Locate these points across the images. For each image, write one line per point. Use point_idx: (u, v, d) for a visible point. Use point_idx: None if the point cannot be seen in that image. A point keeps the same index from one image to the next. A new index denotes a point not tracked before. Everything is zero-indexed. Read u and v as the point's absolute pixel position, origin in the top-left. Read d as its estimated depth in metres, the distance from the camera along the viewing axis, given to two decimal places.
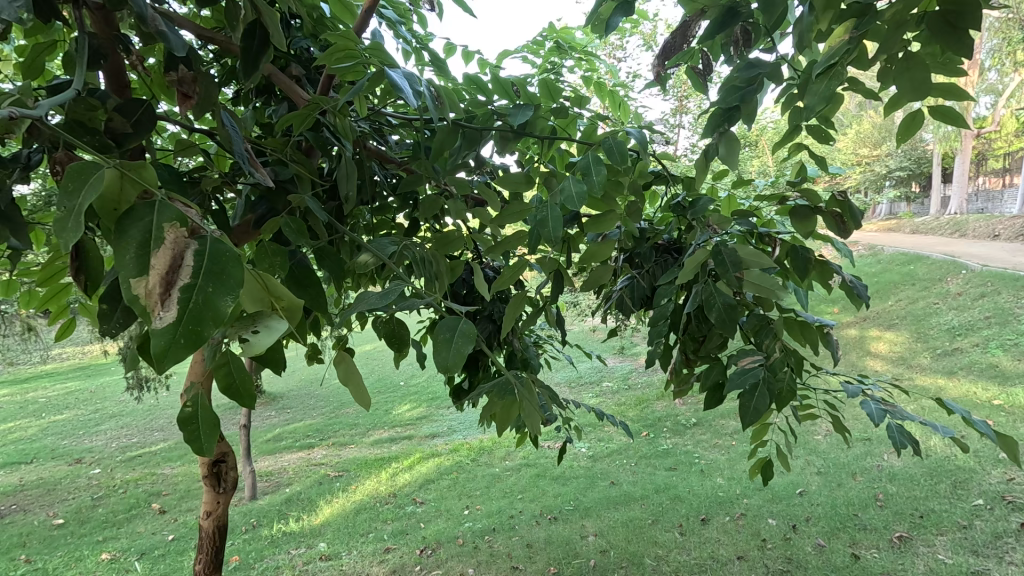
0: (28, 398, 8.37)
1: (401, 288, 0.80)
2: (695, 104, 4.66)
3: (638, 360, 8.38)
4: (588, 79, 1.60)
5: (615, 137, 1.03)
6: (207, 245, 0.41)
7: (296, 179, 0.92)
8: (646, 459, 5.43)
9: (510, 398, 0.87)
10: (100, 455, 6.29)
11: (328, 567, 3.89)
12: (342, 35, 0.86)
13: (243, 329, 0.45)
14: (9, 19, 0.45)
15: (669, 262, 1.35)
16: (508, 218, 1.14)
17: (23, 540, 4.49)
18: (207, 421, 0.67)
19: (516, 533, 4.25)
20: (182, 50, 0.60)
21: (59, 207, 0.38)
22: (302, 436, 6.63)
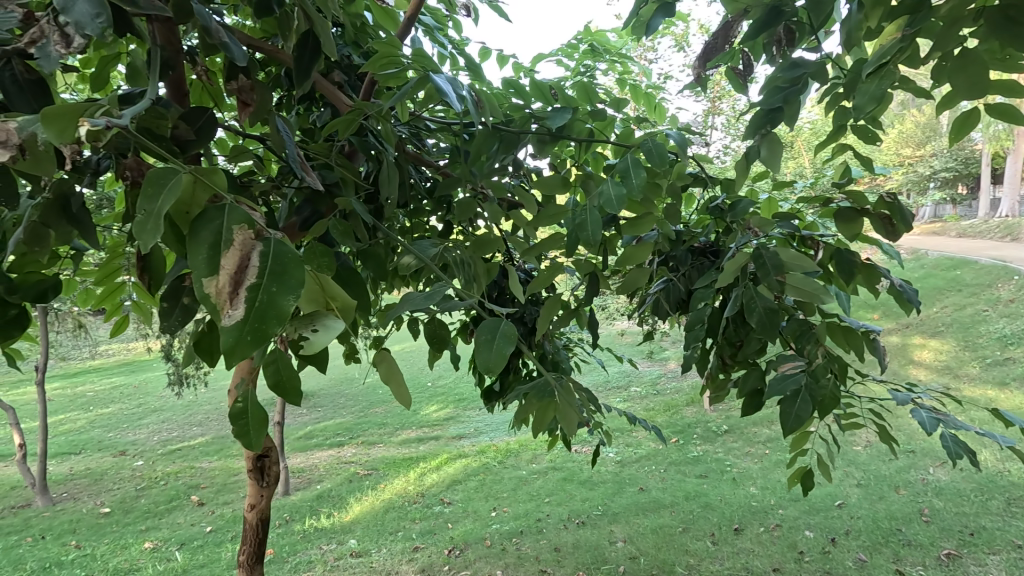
0: (77, 391, 8.79)
1: (443, 289, 0.81)
2: (729, 105, 4.56)
3: (668, 365, 8.24)
4: (623, 81, 1.59)
5: (654, 139, 1.03)
6: (271, 247, 0.43)
7: (340, 183, 0.95)
8: (676, 465, 5.33)
9: (548, 399, 0.87)
10: (143, 448, 6.56)
11: (359, 563, 3.97)
12: (387, 43, 0.89)
13: (301, 327, 0.47)
14: (91, 35, 0.47)
15: (705, 265, 1.33)
16: (543, 220, 1.14)
17: (73, 527, 4.71)
18: (256, 417, 0.69)
19: (544, 536, 4.24)
20: (242, 61, 0.63)
21: (138, 211, 0.41)
22: (333, 434, 6.77)
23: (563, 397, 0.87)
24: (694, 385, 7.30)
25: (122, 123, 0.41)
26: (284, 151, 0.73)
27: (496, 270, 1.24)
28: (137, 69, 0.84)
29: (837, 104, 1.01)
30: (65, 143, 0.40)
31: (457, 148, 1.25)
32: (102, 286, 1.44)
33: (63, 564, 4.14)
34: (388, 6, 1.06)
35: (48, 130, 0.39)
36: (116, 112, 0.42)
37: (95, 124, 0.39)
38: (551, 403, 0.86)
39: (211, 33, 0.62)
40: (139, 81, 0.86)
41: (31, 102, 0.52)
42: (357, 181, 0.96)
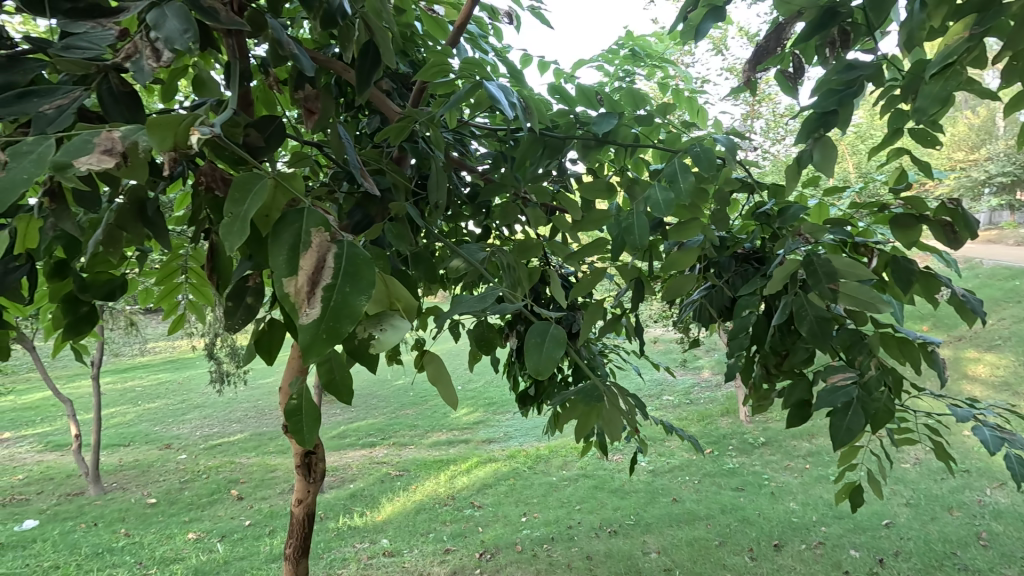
0: (127, 386, 9.22)
1: (492, 292, 0.82)
2: (770, 108, 4.45)
3: (702, 375, 8.05)
4: (665, 86, 1.59)
5: (701, 145, 1.03)
6: (344, 249, 0.45)
7: (392, 188, 0.97)
8: (710, 477, 5.20)
9: (594, 404, 0.87)
10: (186, 442, 6.82)
11: (392, 563, 4.02)
12: (440, 52, 0.91)
13: (371, 326, 0.49)
14: (180, 50, 0.50)
15: (749, 271, 1.30)
16: (586, 225, 1.14)
17: (122, 515, 4.94)
18: (310, 413, 0.72)
19: (575, 543, 4.21)
20: (310, 70, 0.66)
21: (225, 214, 0.43)
22: (365, 434, 6.89)
23: (610, 403, 0.87)
24: (729, 395, 7.11)
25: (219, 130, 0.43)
26: (346, 158, 0.76)
27: (538, 274, 1.25)
28: (204, 80, 0.89)
29: (894, 107, 0.99)
30: (167, 150, 0.43)
31: (501, 154, 1.27)
32: (161, 283, 1.52)
33: (114, 551, 4.34)
34: (439, 17, 1.09)
35: (152, 137, 0.42)
36: (209, 120, 0.44)
37: (197, 131, 0.42)
38: (595, 408, 0.86)
39: (284, 45, 0.65)
40: (205, 91, 0.90)
41: (125, 113, 0.54)
42: (407, 186, 0.99)
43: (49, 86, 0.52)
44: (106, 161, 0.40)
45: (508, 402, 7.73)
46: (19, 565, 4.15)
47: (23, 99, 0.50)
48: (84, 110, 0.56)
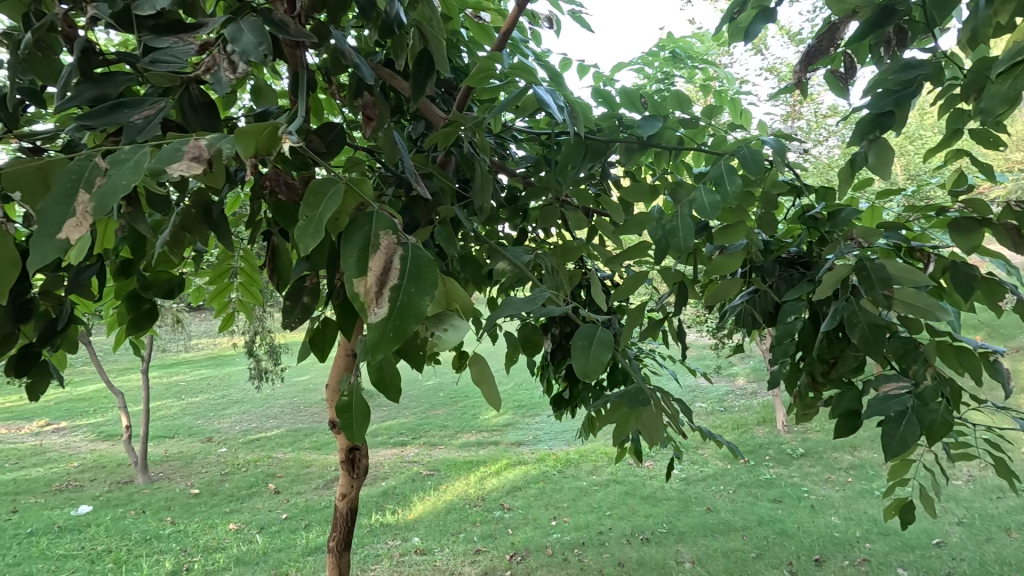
0: (171, 380, 9.61)
1: (539, 293, 0.82)
2: (811, 109, 4.32)
3: (737, 382, 7.85)
4: (707, 87, 1.57)
5: (749, 147, 1.02)
6: (410, 251, 0.47)
7: (441, 191, 0.99)
8: (746, 487, 5.06)
9: (638, 407, 0.86)
10: (226, 436, 7.07)
11: (424, 561, 4.07)
12: (488, 58, 0.94)
13: (433, 326, 0.51)
14: (255, 61, 0.53)
15: (795, 277, 1.27)
16: (629, 228, 1.14)
17: (168, 504, 5.16)
18: (359, 410, 0.74)
19: (606, 549, 4.18)
20: (370, 78, 0.68)
21: (301, 217, 0.45)
22: (396, 433, 6.93)
23: (654, 407, 0.87)
24: (766, 404, 6.90)
25: (298, 136, 0.46)
26: (400, 162, 0.78)
27: (579, 277, 1.25)
28: (262, 89, 0.93)
29: (953, 108, 0.95)
30: (250, 156, 0.46)
31: (544, 158, 1.29)
32: (215, 283, 1.59)
33: (161, 538, 4.55)
34: (485, 23, 1.11)
35: (238, 145, 0.45)
36: (291, 129, 0.48)
37: (280, 138, 0.45)
38: (636, 411, 0.86)
39: (346, 54, 0.68)
40: (263, 99, 0.95)
41: (205, 122, 0.58)
42: (454, 189, 1.01)
43: (137, 98, 0.56)
44: (196, 167, 0.43)
45: (538, 405, 7.71)
46: (75, 547, 4.39)
47: (115, 110, 0.54)
48: (169, 120, 0.60)
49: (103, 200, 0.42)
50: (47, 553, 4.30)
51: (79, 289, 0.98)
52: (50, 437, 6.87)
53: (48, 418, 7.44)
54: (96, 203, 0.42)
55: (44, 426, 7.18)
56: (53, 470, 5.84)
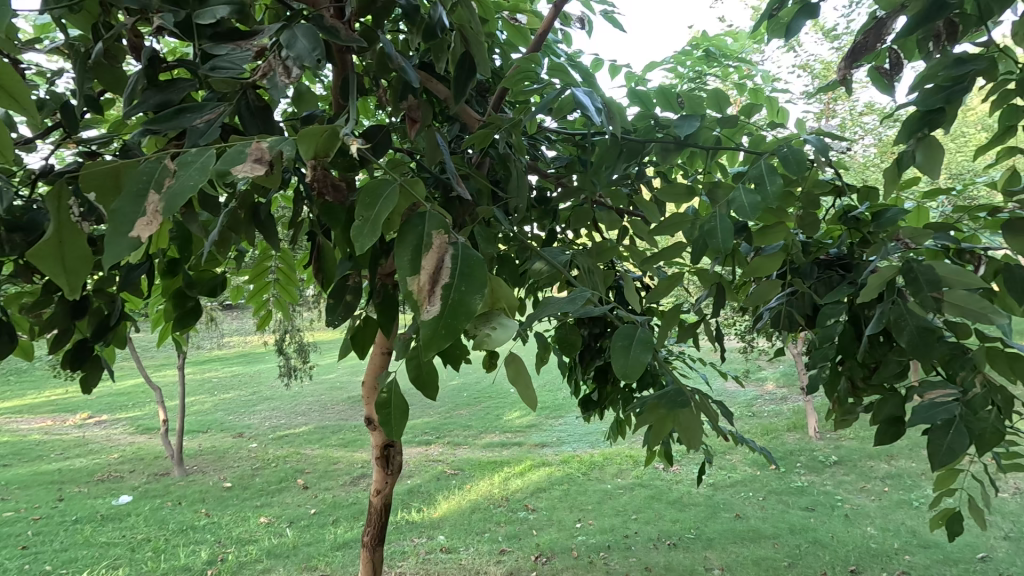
0: (205, 377, 9.89)
1: (578, 293, 0.82)
2: (846, 106, 4.20)
3: (766, 387, 7.68)
4: (742, 86, 1.54)
5: (790, 146, 1.00)
6: (460, 250, 0.47)
7: (478, 192, 1.01)
8: (776, 494, 4.95)
9: (677, 410, 0.86)
10: (257, 431, 7.25)
11: (449, 560, 4.09)
12: (525, 61, 0.95)
13: (481, 324, 0.52)
14: (308, 66, 0.55)
15: (835, 279, 1.25)
16: (664, 229, 1.13)
17: (202, 496, 5.32)
18: (397, 408, 0.75)
19: (632, 554, 4.14)
20: (416, 81, 0.70)
21: (359, 217, 0.47)
22: (421, 432, 6.95)
23: (692, 409, 0.86)
24: (796, 410, 6.73)
25: (355, 138, 0.48)
26: (442, 164, 0.80)
27: (613, 278, 1.25)
28: (304, 92, 0.83)
29: (1008, 103, 0.91)
30: (310, 158, 0.48)
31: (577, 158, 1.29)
32: (253, 282, 1.64)
33: (197, 529, 4.69)
34: (520, 25, 1.12)
35: (300, 146, 0.47)
36: (348, 132, 0.50)
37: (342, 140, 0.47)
38: (674, 413, 0.85)
39: (392, 59, 0.70)
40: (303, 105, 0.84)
41: (261, 125, 0.61)
42: (490, 190, 1.03)
43: (199, 103, 0.60)
44: (259, 168, 0.45)
45: (562, 407, 7.68)
46: (116, 535, 4.56)
47: (180, 115, 0.58)
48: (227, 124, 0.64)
49: (172, 199, 0.44)
50: (91, 540, 4.49)
51: (131, 288, 1.03)
52: (92, 429, 7.16)
53: (90, 412, 7.76)
54: (165, 203, 0.44)
55: (87, 419, 7.49)
56: (95, 461, 6.08)
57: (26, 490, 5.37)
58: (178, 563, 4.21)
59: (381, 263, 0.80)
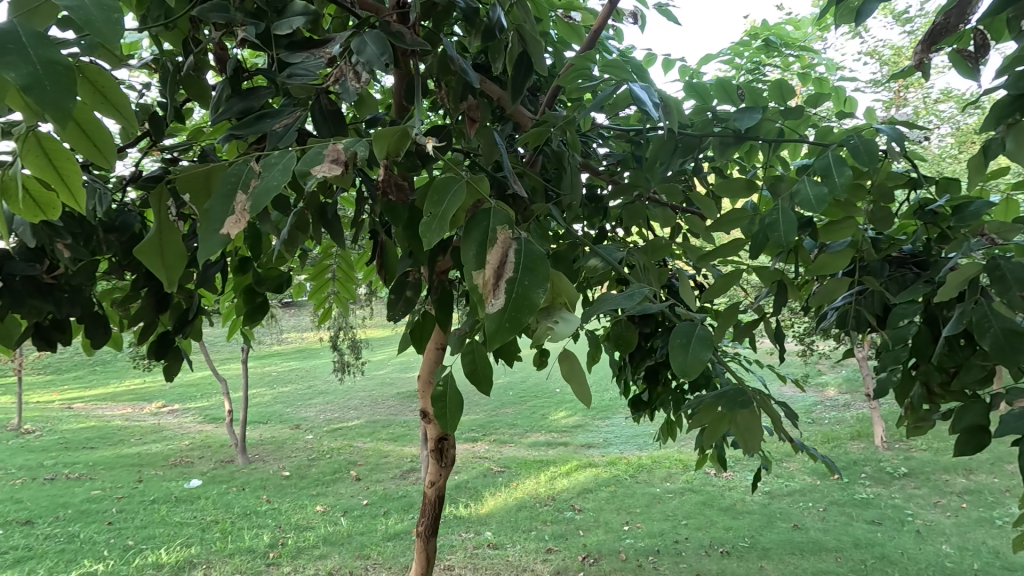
0: (264, 370, 10.42)
1: (635, 289, 0.81)
2: (919, 94, 3.92)
3: (826, 393, 7.31)
4: (804, 75, 1.48)
5: (861, 137, 0.96)
6: (523, 246, 0.48)
7: (532, 190, 1.02)
8: (839, 506, 4.70)
9: (735, 410, 0.83)
10: (312, 424, 7.57)
11: (496, 555, 4.11)
12: (580, 58, 0.96)
13: (543, 318, 0.53)
14: (376, 70, 0.58)
15: (909, 278, 1.17)
16: (721, 225, 1.10)
17: (264, 484, 5.62)
18: (453, 399, 0.77)
19: (682, 560, 4.05)
20: (476, 82, 0.72)
21: (428, 213, 0.50)
22: (467, 428, 7.04)
23: (753, 409, 0.83)
24: (860, 418, 6.37)
25: (425, 137, 0.50)
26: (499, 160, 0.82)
27: (667, 275, 1.22)
28: (367, 95, 0.86)
29: None
30: (383, 157, 0.51)
31: (630, 154, 1.28)
32: (314, 279, 1.71)
33: (259, 513, 4.96)
34: (575, 22, 1.12)
35: (374, 146, 0.49)
36: (417, 133, 0.52)
37: (412, 138, 0.50)
38: (732, 413, 0.83)
39: (453, 62, 0.73)
40: (367, 108, 0.87)
41: (332, 128, 0.65)
42: (544, 188, 1.04)
43: (277, 109, 0.65)
44: (336, 168, 0.47)
45: (609, 408, 7.59)
46: (188, 516, 4.88)
47: (262, 120, 0.63)
48: (303, 128, 0.69)
49: (258, 198, 0.48)
50: (166, 520, 4.82)
51: (208, 284, 1.10)
52: (166, 417, 7.70)
53: (164, 401, 8.35)
54: (251, 202, 0.48)
55: (161, 407, 8.07)
56: (168, 447, 6.54)
57: (110, 471, 5.85)
58: (243, 545, 4.44)
59: (438, 260, 0.83)
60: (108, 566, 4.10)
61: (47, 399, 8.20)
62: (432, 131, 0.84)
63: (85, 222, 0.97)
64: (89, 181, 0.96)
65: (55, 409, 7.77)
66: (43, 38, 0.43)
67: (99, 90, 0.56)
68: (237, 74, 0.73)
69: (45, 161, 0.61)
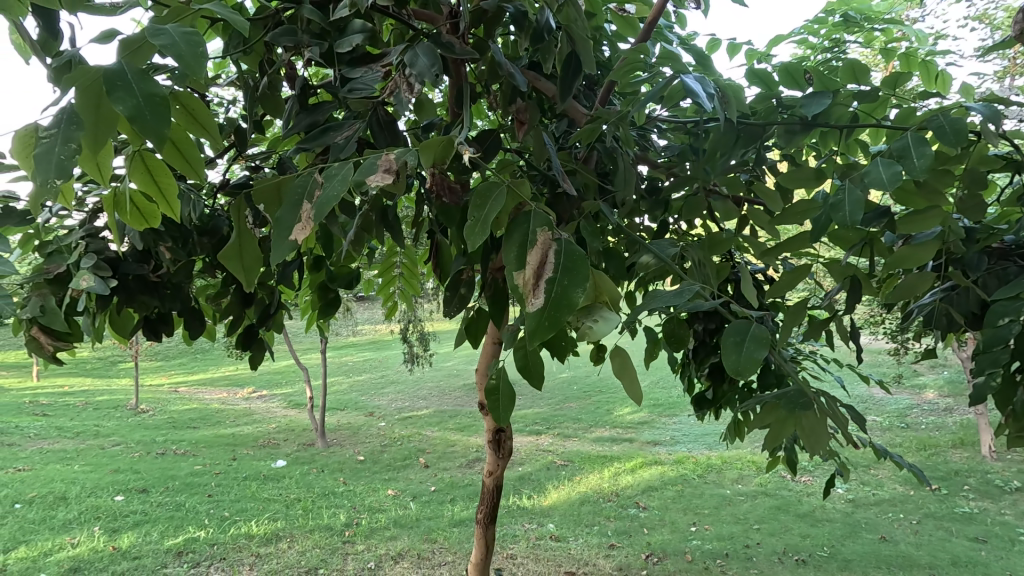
0: (342, 359, 11.07)
1: (689, 287, 0.80)
2: None
3: (923, 396, 6.69)
4: (889, 52, 1.35)
5: (946, 117, 0.88)
6: (563, 246, 0.50)
7: (583, 188, 1.02)
8: (935, 519, 4.30)
9: (798, 412, 0.80)
10: (385, 412, 7.97)
11: (558, 548, 4.13)
12: (634, 51, 0.94)
13: (583, 317, 0.54)
14: (427, 83, 0.62)
15: (1010, 273, 1.06)
16: (786, 217, 1.05)
17: (341, 466, 6.00)
18: (506, 394, 0.79)
19: (753, 566, 3.88)
20: (523, 84, 0.75)
21: (472, 217, 0.53)
22: (531, 421, 7.10)
23: (817, 412, 0.80)
24: (964, 425, 5.77)
25: (468, 146, 0.53)
26: (549, 161, 0.84)
27: (728, 270, 1.18)
28: (425, 102, 0.91)
29: None
30: (430, 165, 0.54)
31: (688, 146, 1.24)
32: (382, 275, 1.81)
33: (337, 494, 5.31)
34: (629, 14, 1.10)
35: (421, 156, 0.53)
36: (461, 140, 0.55)
37: (455, 147, 0.53)
38: (795, 415, 0.80)
39: (502, 66, 0.76)
40: (426, 113, 0.91)
41: (388, 138, 0.70)
42: (597, 184, 1.04)
43: (340, 122, 0.71)
44: (389, 176, 0.51)
45: (676, 406, 7.37)
46: (275, 493, 5.31)
47: (325, 134, 0.69)
48: (363, 138, 0.74)
49: (320, 206, 0.52)
50: (257, 495, 5.28)
51: (286, 281, 1.20)
52: (255, 402, 8.40)
53: (254, 387, 9.11)
54: (314, 209, 0.53)
55: (252, 393, 8.81)
56: (258, 429, 7.13)
57: (210, 448, 6.47)
58: (322, 522, 4.77)
59: (492, 259, 0.86)
60: (208, 534, 4.55)
61: (158, 382, 9.18)
62: (482, 136, 0.86)
63: (183, 227, 1.09)
64: (185, 190, 1.09)
65: (164, 392, 8.70)
66: (145, 73, 0.50)
67: (187, 111, 0.63)
68: (304, 90, 0.80)
69: (148, 176, 0.70)
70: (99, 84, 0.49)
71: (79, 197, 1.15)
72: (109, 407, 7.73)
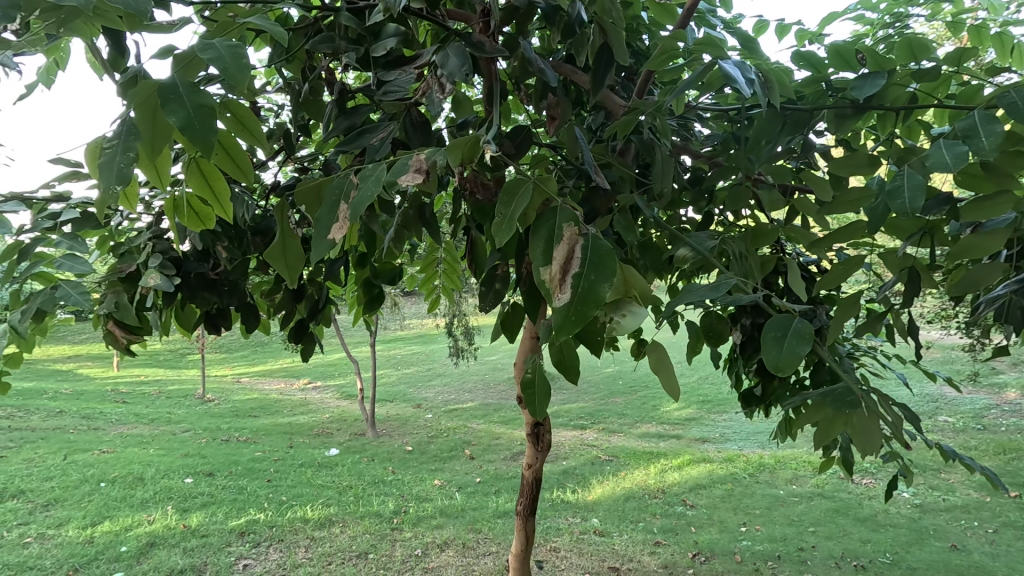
0: (391, 352, 11.42)
1: (728, 281, 0.77)
2: None
3: (1003, 396, 6.17)
4: (956, 25, 1.25)
5: (1018, 93, 0.81)
6: (590, 241, 0.50)
7: (619, 181, 1.01)
8: (1015, 529, 3.97)
9: (847, 409, 0.76)
10: (431, 404, 8.16)
11: (602, 542, 4.11)
12: (670, 37, 0.90)
13: (612, 312, 0.54)
14: (457, 81, 0.63)
15: None
16: (837, 206, 0.99)
17: (390, 456, 6.20)
18: (541, 388, 0.80)
19: (807, 569, 3.72)
20: (553, 78, 0.75)
21: (500, 213, 0.54)
22: (576, 416, 7.07)
23: (867, 410, 0.76)
24: None
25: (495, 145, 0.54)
26: (580, 154, 0.83)
27: (775, 262, 1.14)
28: (461, 100, 0.93)
29: None
30: (460, 164, 0.55)
31: (731, 135, 1.20)
32: (424, 271, 1.85)
33: (386, 482, 5.49)
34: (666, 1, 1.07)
35: (450, 155, 0.54)
36: (489, 139, 0.56)
37: (483, 146, 0.54)
38: (844, 414, 0.76)
39: (532, 62, 0.76)
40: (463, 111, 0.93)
41: (421, 137, 0.72)
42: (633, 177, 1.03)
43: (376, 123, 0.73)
44: (421, 176, 0.53)
45: (726, 402, 7.15)
46: (328, 480, 5.56)
47: (362, 136, 0.72)
48: (398, 138, 0.76)
49: (355, 206, 0.54)
50: (312, 481, 5.54)
51: (333, 277, 1.25)
52: (311, 393, 8.80)
53: (309, 378, 9.54)
54: (350, 209, 0.55)
55: (307, 384, 9.23)
56: (312, 419, 7.48)
57: (269, 436, 6.84)
58: (372, 509, 4.95)
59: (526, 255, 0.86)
60: (267, 516, 4.82)
61: (222, 373, 9.77)
62: (513, 132, 0.86)
63: (237, 227, 1.16)
64: (239, 192, 1.16)
65: (228, 382, 9.26)
66: (194, 86, 0.53)
67: (237, 119, 0.67)
68: (343, 94, 0.83)
69: (204, 181, 0.75)
70: (154, 98, 0.53)
71: (147, 201, 1.24)
72: (179, 396, 8.30)
